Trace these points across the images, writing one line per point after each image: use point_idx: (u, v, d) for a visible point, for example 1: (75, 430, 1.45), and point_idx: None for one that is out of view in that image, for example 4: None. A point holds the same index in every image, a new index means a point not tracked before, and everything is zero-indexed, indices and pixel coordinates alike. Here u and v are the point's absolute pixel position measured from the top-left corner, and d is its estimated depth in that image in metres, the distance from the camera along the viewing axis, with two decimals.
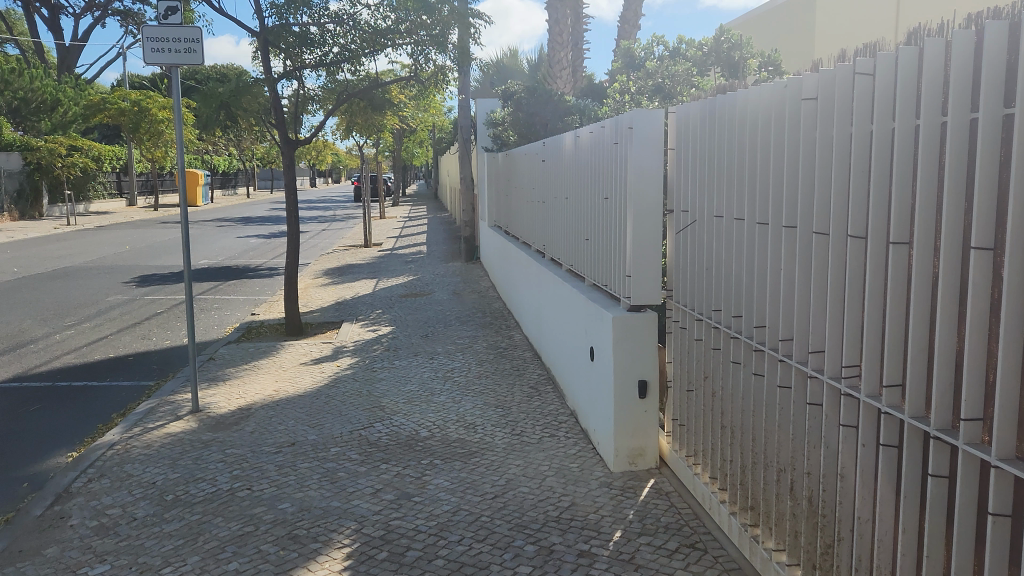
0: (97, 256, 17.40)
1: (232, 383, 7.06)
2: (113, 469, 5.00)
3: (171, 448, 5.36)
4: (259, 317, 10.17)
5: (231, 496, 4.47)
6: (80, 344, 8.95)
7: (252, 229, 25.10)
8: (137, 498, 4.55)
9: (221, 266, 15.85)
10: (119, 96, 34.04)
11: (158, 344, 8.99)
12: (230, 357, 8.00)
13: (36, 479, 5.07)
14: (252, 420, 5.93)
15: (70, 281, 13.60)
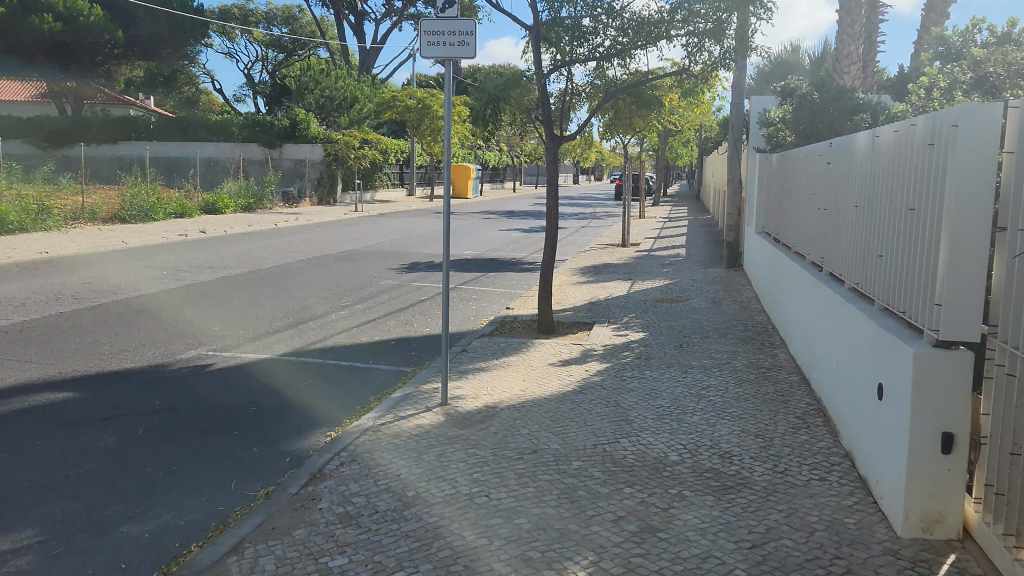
0: (376, 241, 18.78)
1: (482, 377, 7.06)
2: (364, 456, 5.13)
3: (418, 440, 5.40)
4: (513, 311, 10.24)
5: (469, 502, 4.35)
6: (351, 324, 9.55)
7: (515, 223, 25.85)
8: (381, 490, 4.59)
9: (483, 258, 16.40)
10: (407, 93, 36.53)
11: (418, 330, 9.34)
12: (482, 350, 8.06)
13: (297, 456, 5.35)
14: (497, 420, 5.84)
15: (351, 263, 14.73)
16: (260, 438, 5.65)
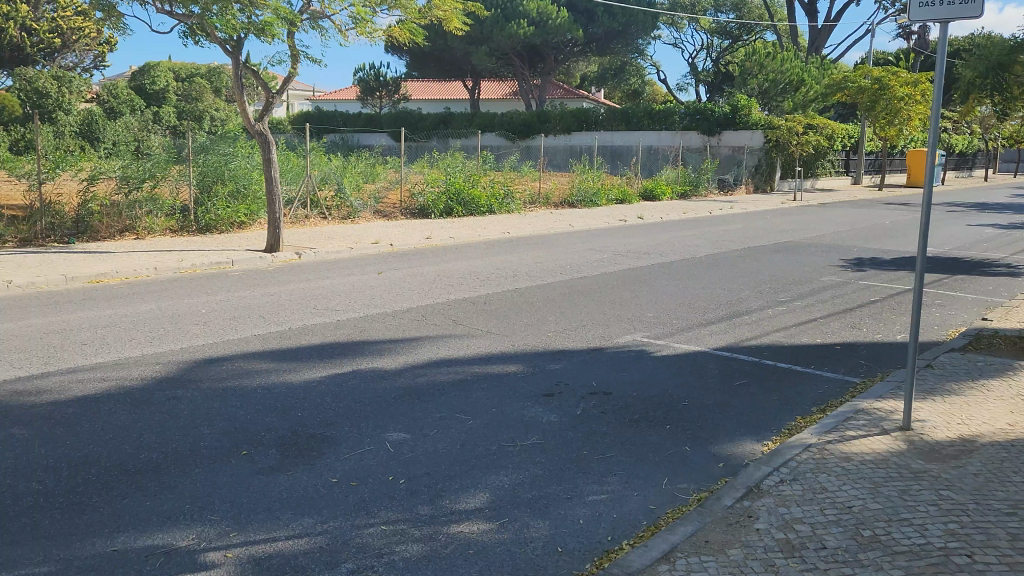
0: (819, 233, 17.45)
1: (954, 401, 5.91)
2: (808, 476, 4.55)
3: (874, 468, 4.63)
4: (992, 323, 8.55)
5: (945, 561, 3.53)
6: (790, 322, 8.85)
7: (990, 218, 22.06)
8: (829, 521, 3.99)
9: (949, 257, 14.17)
10: (861, 74, 33.15)
11: (869, 336, 8.27)
12: (952, 367, 6.80)
13: (732, 463, 4.96)
14: (978, 459, 4.77)
15: (791, 256, 13.83)
16: (693, 436, 5.37)
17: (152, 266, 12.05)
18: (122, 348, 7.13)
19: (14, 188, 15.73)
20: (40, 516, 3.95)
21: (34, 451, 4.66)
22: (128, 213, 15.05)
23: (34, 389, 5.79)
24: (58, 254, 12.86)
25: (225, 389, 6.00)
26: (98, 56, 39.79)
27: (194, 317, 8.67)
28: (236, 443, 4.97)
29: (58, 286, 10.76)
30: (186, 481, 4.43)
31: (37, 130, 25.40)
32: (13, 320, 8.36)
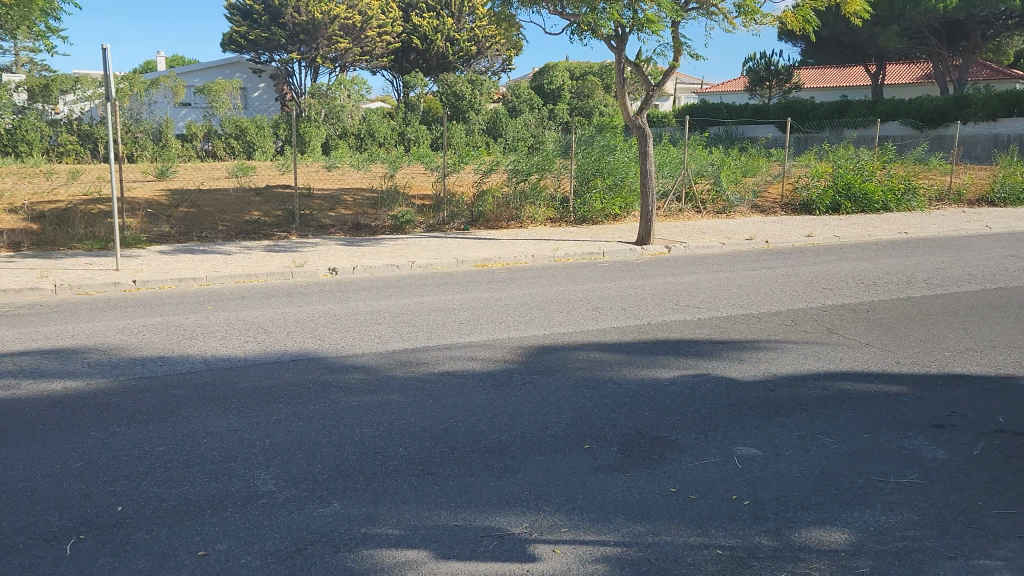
0: None
1: None
2: None
3: None
4: None
5: None
6: None
7: None
8: None
9: None
10: None
11: None
12: None
13: None
14: None
15: None
16: None
17: (530, 254, 12.88)
18: (492, 330, 7.62)
19: (427, 181, 17.99)
20: (400, 480, 4.14)
21: (404, 417, 5.07)
22: (515, 204, 16.29)
23: (414, 361, 6.41)
24: (454, 239, 14.35)
25: (578, 380, 6.05)
26: (507, 60, 43.51)
27: (559, 305, 9.01)
28: (581, 437, 4.94)
29: (451, 268, 11.98)
30: (529, 466, 4.42)
31: (454, 129, 29.02)
32: (411, 297, 9.46)
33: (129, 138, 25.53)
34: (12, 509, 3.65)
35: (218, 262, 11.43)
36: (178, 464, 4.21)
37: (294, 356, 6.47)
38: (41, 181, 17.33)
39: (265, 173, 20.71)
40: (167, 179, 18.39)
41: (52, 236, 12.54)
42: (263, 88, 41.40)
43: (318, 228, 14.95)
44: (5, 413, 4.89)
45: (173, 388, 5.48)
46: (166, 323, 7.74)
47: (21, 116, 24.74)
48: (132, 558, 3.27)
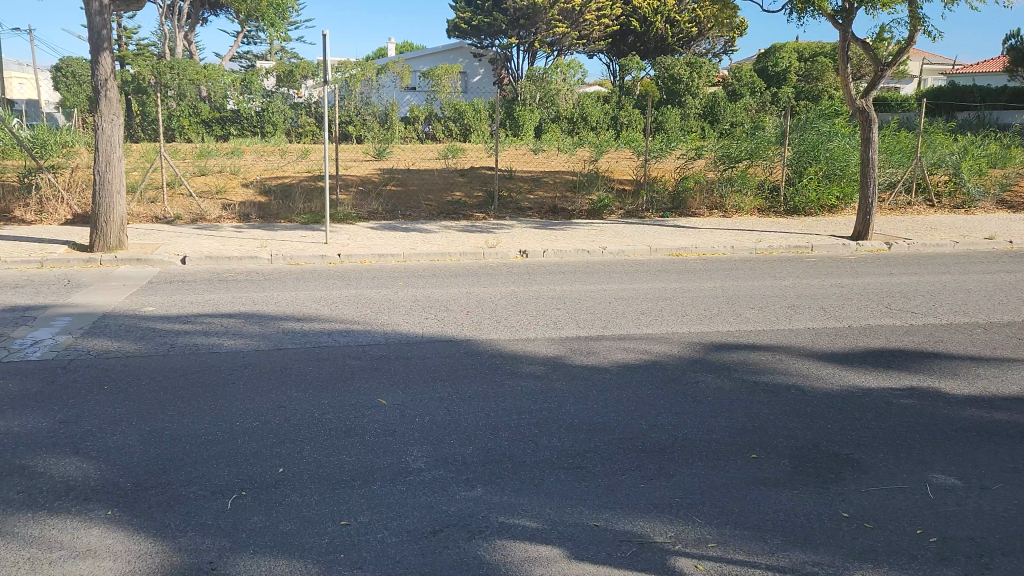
0: None
1: None
2: None
3: None
4: None
5: None
6: None
7: None
8: None
9: None
10: None
11: None
12: None
13: None
14: None
15: None
16: None
17: (729, 245, 12.30)
18: (672, 323, 7.32)
19: (630, 166, 17.74)
20: (547, 472, 4.05)
21: (563, 407, 4.96)
22: (719, 191, 15.58)
23: (585, 350, 6.28)
24: (650, 226, 14.03)
25: (756, 382, 5.61)
26: (729, 42, 41.22)
27: (751, 300, 8.48)
28: (747, 443, 4.52)
29: (644, 256, 11.70)
30: (685, 470, 4.14)
31: (667, 113, 28.40)
32: (596, 283, 9.33)
33: (358, 120, 27.39)
34: (191, 460, 3.97)
35: (418, 239, 12.00)
36: (340, 433, 4.39)
37: (468, 336, 6.57)
38: (277, 159, 19.04)
39: (475, 155, 21.37)
40: (384, 159, 19.52)
41: (275, 209, 13.73)
42: (482, 73, 42.86)
43: (516, 210, 15.21)
44: (205, 370, 5.37)
45: (352, 359, 5.76)
46: (359, 296, 8.17)
47: (269, 99, 27.12)
48: (281, 519, 3.44)
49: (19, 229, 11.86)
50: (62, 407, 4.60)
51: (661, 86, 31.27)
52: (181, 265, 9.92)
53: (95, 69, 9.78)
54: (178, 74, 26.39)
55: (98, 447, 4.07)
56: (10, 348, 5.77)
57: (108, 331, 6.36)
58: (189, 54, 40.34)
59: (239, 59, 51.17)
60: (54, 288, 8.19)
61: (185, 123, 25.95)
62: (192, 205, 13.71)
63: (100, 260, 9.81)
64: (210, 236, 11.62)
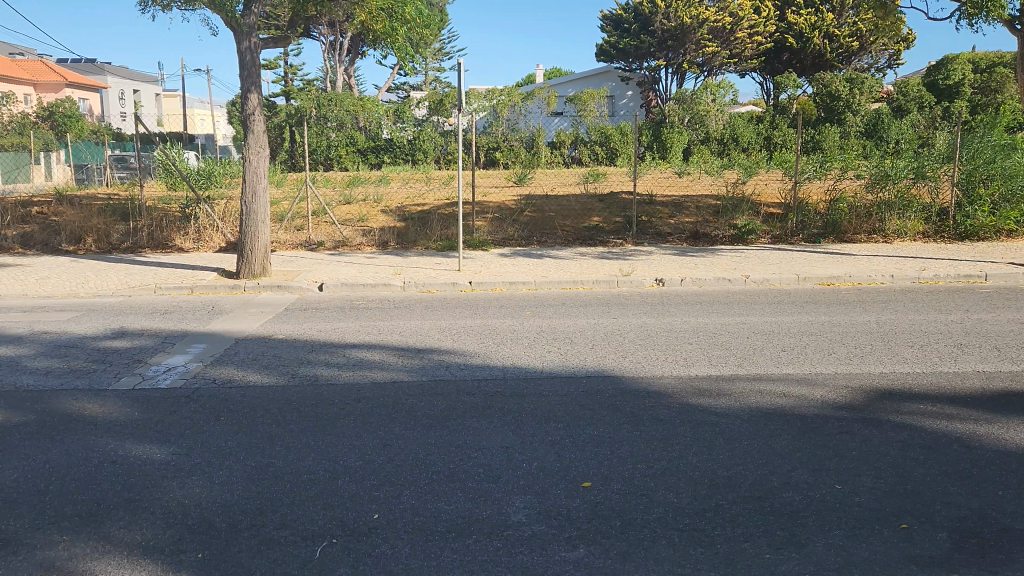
0: None
1: None
2: None
3: None
4: None
5: None
6: None
7: None
8: None
9: None
10: None
11: None
12: None
13: None
14: None
15: None
16: None
17: (889, 273, 11.30)
18: (816, 362, 6.67)
19: (779, 188, 16.84)
20: (659, 533, 3.67)
21: (685, 457, 4.54)
22: (879, 215, 14.42)
23: (716, 392, 5.80)
24: (799, 252, 13.17)
25: (913, 435, 4.94)
26: (894, 55, 38.63)
27: (910, 337, 7.64)
28: (896, 510, 3.93)
29: (790, 285, 10.94)
30: (821, 540, 3.63)
31: (824, 133, 26.88)
32: (735, 315, 8.76)
33: (504, 147, 27.71)
34: (289, 501, 3.89)
35: (550, 266, 11.80)
36: (442, 478, 4.20)
37: (590, 372, 6.24)
38: (422, 186, 19.46)
39: (617, 180, 20.97)
40: (525, 184, 19.51)
41: (413, 236, 13.96)
42: (630, 96, 42.46)
43: (655, 235, 14.73)
44: (320, 403, 5.35)
45: (466, 395, 5.59)
46: (483, 326, 8.04)
47: (421, 128, 27.55)
48: (368, 573, 3.26)
49: (180, 257, 12.68)
50: (179, 438, 4.69)
51: (819, 103, 29.94)
52: (318, 293, 10.22)
53: (245, 105, 10.29)
54: (338, 106, 27.75)
55: (204, 482, 4.09)
56: (145, 375, 6.04)
57: (237, 359, 6.54)
58: (350, 87, 42.43)
59: (395, 90, 53.29)
60: (198, 314, 8.60)
61: (342, 152, 27.23)
62: (336, 232, 14.17)
63: (245, 287, 10.30)
64: (349, 263, 11.94)
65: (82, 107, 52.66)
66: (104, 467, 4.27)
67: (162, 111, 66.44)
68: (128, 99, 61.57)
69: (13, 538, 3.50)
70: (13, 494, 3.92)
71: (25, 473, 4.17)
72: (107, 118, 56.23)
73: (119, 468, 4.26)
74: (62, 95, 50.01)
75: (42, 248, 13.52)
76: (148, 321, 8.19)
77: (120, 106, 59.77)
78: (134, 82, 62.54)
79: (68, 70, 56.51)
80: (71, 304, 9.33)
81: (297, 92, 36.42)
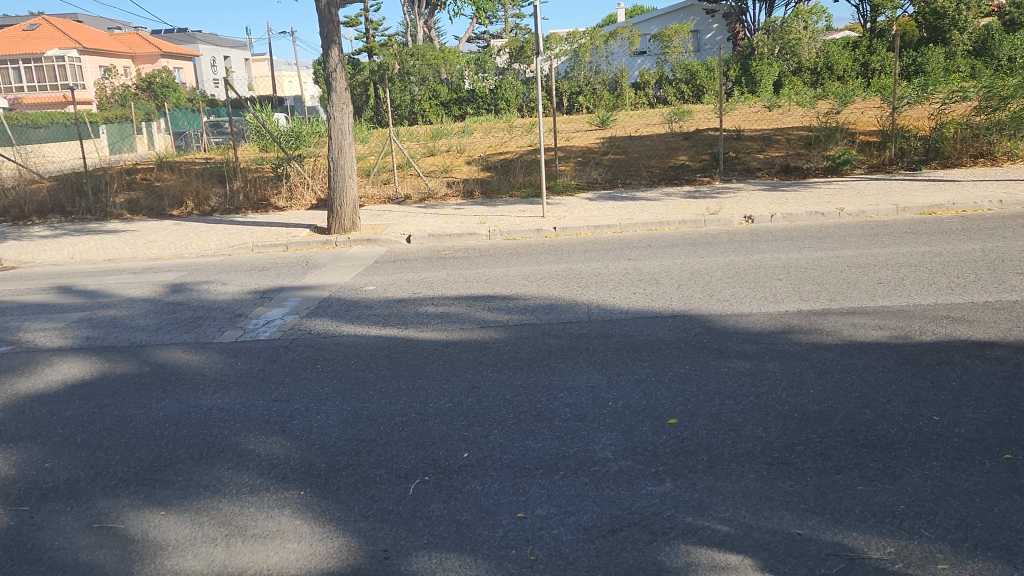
0: None
1: None
2: None
3: None
4: None
5: None
6: None
7: None
8: None
9: None
10: None
11: None
12: None
13: None
14: None
15: None
16: None
17: (997, 198, 10.65)
18: (915, 294, 6.42)
19: (876, 116, 16.02)
20: (747, 467, 3.65)
21: (774, 391, 4.49)
22: (987, 137, 13.57)
23: (807, 327, 5.66)
24: (898, 181, 12.59)
25: (1019, 364, 4.71)
26: None
27: (1019, 264, 7.23)
28: (1000, 440, 3.78)
29: (888, 216, 10.48)
30: (917, 471, 3.55)
31: (927, 55, 25.27)
32: (828, 249, 8.47)
33: (587, 90, 27.28)
34: (383, 441, 4.05)
35: (636, 208, 11.66)
36: (529, 417, 4.28)
37: (677, 312, 6.20)
38: (505, 134, 19.42)
39: (703, 117, 20.33)
40: (608, 127, 19.15)
41: (497, 184, 14.02)
42: (716, 29, 40.88)
43: (743, 171, 14.31)
44: (409, 350, 5.53)
45: (552, 337, 5.65)
46: (568, 270, 8.05)
47: (502, 76, 27.34)
48: (459, 508, 3.39)
49: (275, 216, 13.13)
50: (280, 386, 4.93)
51: (922, 23, 27.62)
52: (406, 244, 10.42)
53: (326, 63, 10.44)
54: (419, 60, 27.80)
55: (304, 426, 4.29)
56: (246, 328, 6.34)
57: (329, 311, 6.79)
58: (430, 40, 42.38)
59: (476, 40, 52.93)
60: (293, 270, 8.90)
61: (425, 107, 27.38)
62: (422, 184, 14.38)
63: (336, 242, 10.59)
64: (435, 214, 12.12)
65: (176, 76, 54.54)
66: (214, 413, 4.53)
67: (253, 75, 68.24)
68: (220, 66, 63.42)
69: (135, 478, 3.79)
70: (132, 439, 4.22)
71: (143, 420, 4.47)
72: (201, 85, 58.07)
73: (226, 414, 4.51)
74: (158, 66, 51.88)
75: (146, 213, 14.22)
76: (247, 278, 8.54)
77: (212, 73, 61.61)
78: (224, 48, 64.32)
79: (163, 41, 58.55)
80: (177, 264, 9.83)
81: (379, 49, 36.67)
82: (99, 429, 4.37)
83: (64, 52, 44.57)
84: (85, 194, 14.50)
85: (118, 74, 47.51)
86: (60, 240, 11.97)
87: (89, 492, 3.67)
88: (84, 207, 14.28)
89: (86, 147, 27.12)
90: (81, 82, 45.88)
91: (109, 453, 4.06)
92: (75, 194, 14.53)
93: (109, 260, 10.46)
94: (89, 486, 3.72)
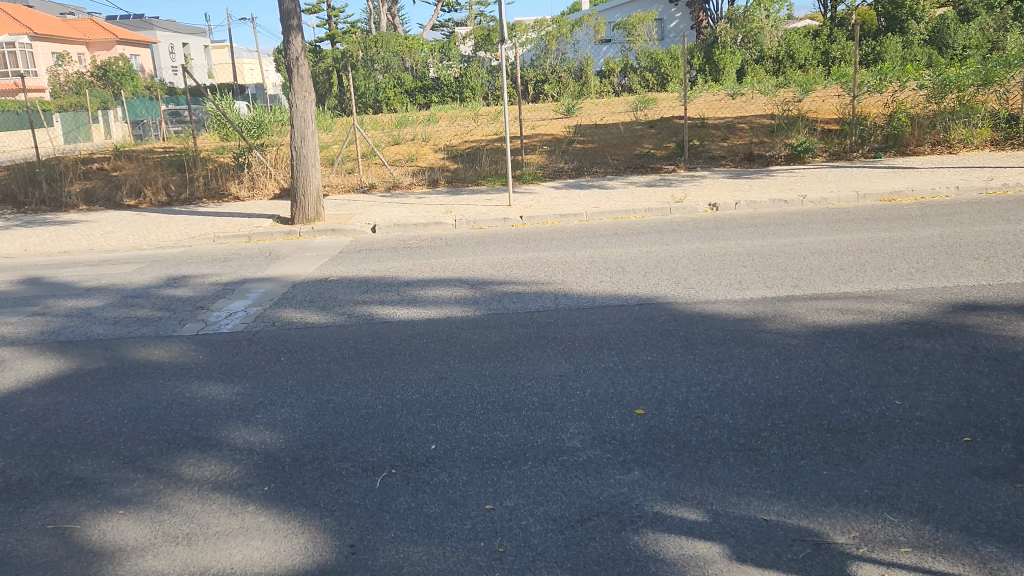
0: None
1: None
2: None
3: None
4: None
5: None
6: None
7: None
8: None
9: None
10: None
11: None
12: None
13: None
14: None
15: None
16: None
17: (955, 184, 10.84)
18: (877, 280, 6.49)
19: (837, 103, 16.20)
20: (714, 454, 3.67)
21: (740, 378, 4.51)
22: (943, 124, 13.77)
23: (773, 313, 5.70)
24: (859, 169, 12.73)
25: (977, 347, 4.80)
26: None
27: (976, 250, 7.35)
28: (959, 423, 3.84)
29: (850, 203, 10.61)
30: (881, 455, 3.59)
31: (886, 44, 25.62)
32: (791, 236, 8.56)
33: (553, 78, 27.26)
34: (349, 434, 4.00)
35: (601, 196, 11.67)
36: (497, 407, 4.26)
37: (644, 300, 6.21)
38: (471, 123, 19.34)
39: (668, 105, 20.41)
40: (574, 116, 19.14)
41: (462, 173, 13.96)
42: (680, 17, 40.92)
43: (708, 159, 14.41)
44: (375, 341, 5.46)
45: (520, 327, 5.63)
46: (534, 259, 8.03)
47: (467, 64, 27.21)
48: (426, 501, 3.35)
49: (238, 205, 12.95)
50: (243, 379, 4.84)
51: (881, 13, 28.17)
52: (372, 234, 10.33)
53: (288, 50, 10.28)
54: (383, 48, 27.58)
55: (268, 420, 4.22)
56: (208, 320, 6.23)
57: (294, 302, 6.69)
58: (394, 27, 41.90)
59: (439, 28, 52.47)
60: (256, 261, 8.76)
61: (390, 95, 27.13)
62: (386, 173, 14.25)
63: (300, 232, 10.46)
64: (400, 203, 12.03)
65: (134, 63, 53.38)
66: (175, 408, 4.44)
67: (213, 63, 66.97)
68: (179, 53, 62.18)
69: (91, 478, 3.68)
70: (88, 436, 4.12)
71: (99, 417, 4.36)
72: (159, 73, 56.87)
73: (187, 408, 4.43)
74: (115, 52, 50.71)
75: (103, 203, 13.92)
76: (209, 270, 8.39)
77: (170, 60, 60.35)
78: (182, 35, 63.02)
79: (119, 27, 57.29)
80: (135, 256, 9.64)
81: (342, 36, 36.24)
82: (55, 427, 4.25)
83: (15, 37, 43.19)
84: (39, 184, 14.15)
85: (72, 61, 46.30)
86: (14, 232, 11.65)
87: (42, 493, 3.56)
88: (38, 198, 13.93)
89: (40, 136, 26.45)
90: (34, 68, 44.63)
91: (65, 451, 3.96)
92: (28, 184, 14.16)
93: (65, 252, 10.20)
94: (43, 486, 3.62)
